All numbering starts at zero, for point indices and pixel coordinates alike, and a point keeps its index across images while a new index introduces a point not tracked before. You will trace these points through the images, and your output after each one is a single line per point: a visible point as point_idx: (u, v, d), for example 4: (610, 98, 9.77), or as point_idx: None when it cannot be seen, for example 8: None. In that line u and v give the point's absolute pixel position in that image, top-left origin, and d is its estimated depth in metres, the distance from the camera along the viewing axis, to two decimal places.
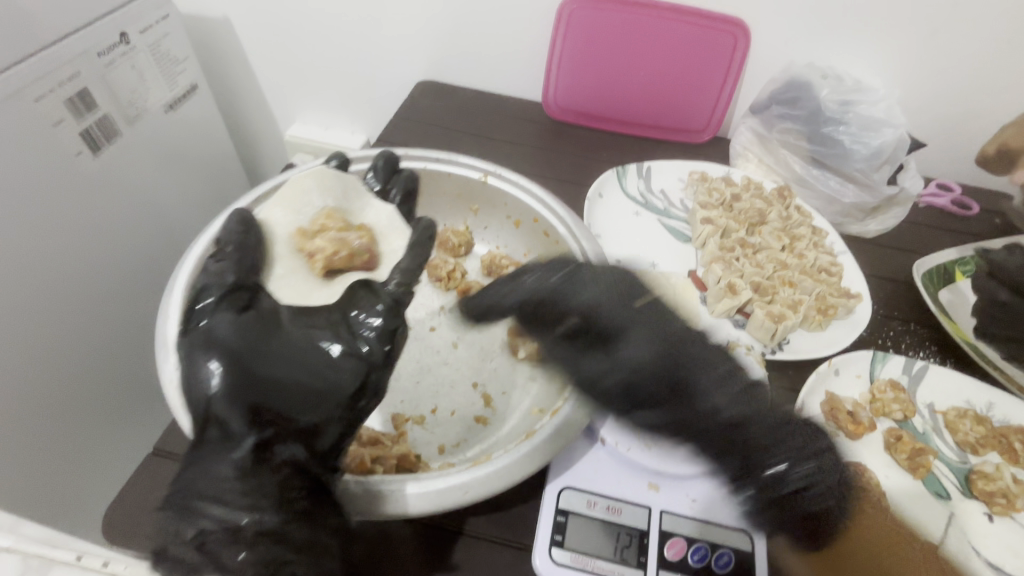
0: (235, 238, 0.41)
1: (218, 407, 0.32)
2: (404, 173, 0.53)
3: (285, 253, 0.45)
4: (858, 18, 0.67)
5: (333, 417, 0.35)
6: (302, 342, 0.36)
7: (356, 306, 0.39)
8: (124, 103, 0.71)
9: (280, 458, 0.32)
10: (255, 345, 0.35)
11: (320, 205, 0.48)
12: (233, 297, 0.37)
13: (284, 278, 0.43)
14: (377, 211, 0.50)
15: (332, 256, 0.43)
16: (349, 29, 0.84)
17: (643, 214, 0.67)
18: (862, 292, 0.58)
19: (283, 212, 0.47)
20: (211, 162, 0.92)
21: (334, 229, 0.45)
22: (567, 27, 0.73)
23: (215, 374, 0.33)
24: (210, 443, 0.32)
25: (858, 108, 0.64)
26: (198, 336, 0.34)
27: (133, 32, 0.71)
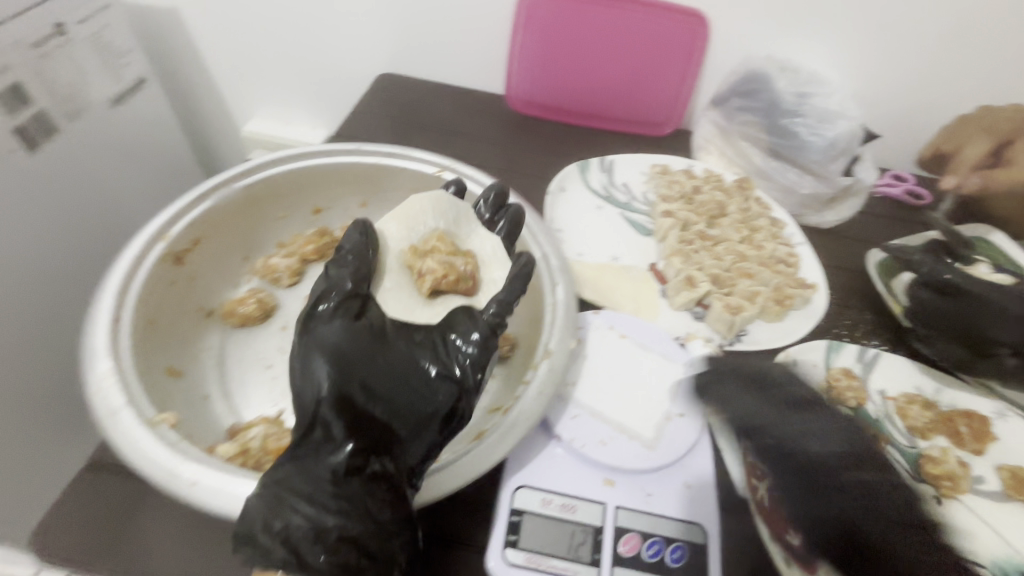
0: (354, 245, 0.41)
1: (325, 412, 0.32)
2: (513, 206, 0.50)
3: (394, 267, 0.45)
4: (812, 10, 0.67)
5: (425, 436, 0.34)
6: (409, 356, 0.36)
7: (456, 330, 0.37)
8: (64, 97, 0.67)
9: (372, 470, 0.31)
10: (364, 356, 0.35)
11: (434, 226, 0.48)
12: (348, 305, 0.37)
13: (391, 291, 0.44)
14: (483, 239, 0.48)
15: (440, 280, 0.44)
16: (305, 20, 0.81)
17: (605, 208, 0.66)
18: (818, 282, 0.59)
19: (398, 227, 0.47)
20: (162, 159, 0.89)
21: (444, 252, 0.45)
22: (527, 18, 0.72)
23: (324, 379, 0.33)
24: (311, 444, 0.31)
25: (814, 100, 0.65)
26: (310, 339, 0.35)
27: (71, 22, 0.67)
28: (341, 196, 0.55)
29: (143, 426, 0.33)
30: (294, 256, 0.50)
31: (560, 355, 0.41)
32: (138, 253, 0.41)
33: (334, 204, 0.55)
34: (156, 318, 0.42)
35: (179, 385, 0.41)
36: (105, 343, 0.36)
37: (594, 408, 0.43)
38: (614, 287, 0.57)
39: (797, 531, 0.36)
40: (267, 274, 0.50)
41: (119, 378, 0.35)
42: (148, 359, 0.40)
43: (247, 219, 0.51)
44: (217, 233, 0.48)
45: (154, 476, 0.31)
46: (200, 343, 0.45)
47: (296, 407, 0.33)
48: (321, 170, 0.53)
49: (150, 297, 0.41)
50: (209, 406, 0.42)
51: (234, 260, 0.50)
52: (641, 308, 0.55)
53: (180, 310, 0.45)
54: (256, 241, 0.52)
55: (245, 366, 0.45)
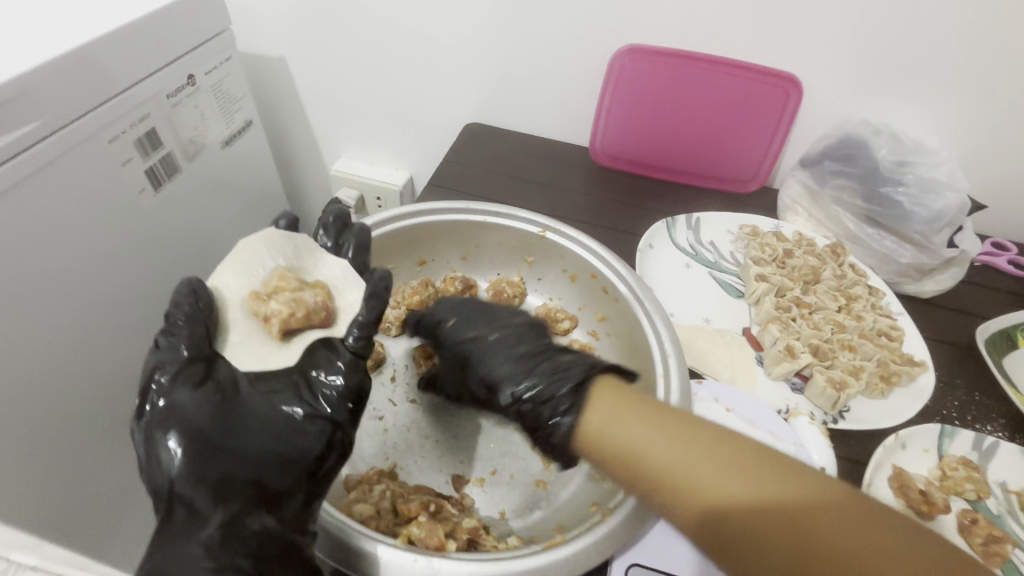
0: (188, 308, 0.39)
1: (180, 487, 0.34)
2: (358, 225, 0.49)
3: (239, 318, 0.43)
4: (913, 79, 0.67)
5: (299, 483, 0.37)
6: (262, 409, 0.39)
7: (317, 366, 0.42)
8: (186, 140, 0.74)
9: (253, 528, 0.35)
10: (218, 419, 0.37)
11: (274, 264, 0.46)
12: (188, 372, 0.37)
13: (240, 344, 0.42)
14: (331, 266, 0.47)
15: (288, 318, 0.43)
16: (401, 70, 0.86)
17: (694, 267, 0.66)
18: (925, 361, 0.56)
19: (233, 277, 0.45)
20: (258, 196, 0.95)
21: (290, 289, 0.44)
22: (619, 76, 0.74)
23: (176, 455, 0.35)
24: (175, 523, 0.34)
25: (918, 169, 0.63)
26: (153, 417, 0.36)
27: (199, 74, 0.74)
28: (444, 250, 0.59)
29: None
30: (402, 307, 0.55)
31: None
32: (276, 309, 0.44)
33: (436, 256, 0.59)
34: None
35: None
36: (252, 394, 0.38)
37: None
38: (710, 351, 0.56)
39: None
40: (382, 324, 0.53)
41: None
42: None
43: None
44: None
45: None
46: None
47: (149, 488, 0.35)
48: (431, 226, 0.55)
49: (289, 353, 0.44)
50: None
51: None
52: (739, 375, 0.55)
53: None
54: None
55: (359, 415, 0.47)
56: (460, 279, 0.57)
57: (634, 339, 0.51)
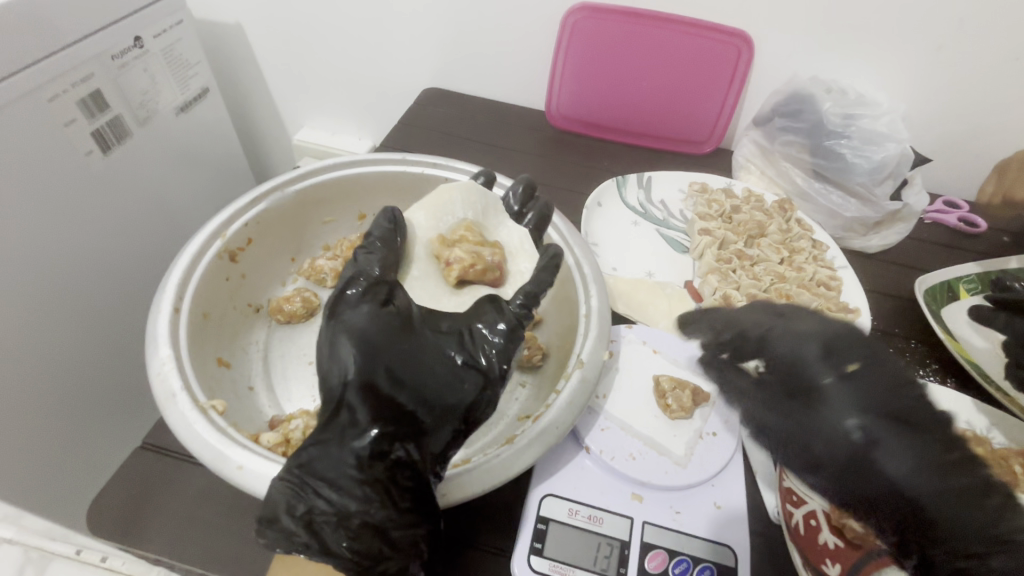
0: (380, 235, 0.43)
1: (351, 395, 0.33)
2: (542, 201, 0.53)
3: (421, 256, 0.49)
4: (861, 32, 0.66)
5: (445, 429, 0.34)
6: (430, 345, 0.36)
7: (483, 319, 0.38)
8: (136, 105, 0.73)
9: (396, 456, 0.32)
10: (391, 339, 0.35)
11: (462, 217, 0.51)
12: (375, 291, 0.37)
13: (419, 281, 0.47)
14: (511, 230, 0.51)
15: (468, 268, 0.46)
16: (357, 33, 0.85)
17: (642, 224, 0.66)
18: (860, 307, 0.57)
19: (426, 218, 0.50)
20: (219, 165, 0.94)
21: (472, 242, 0.48)
22: (571, 35, 0.74)
23: (351, 360, 0.34)
24: (338, 426, 0.32)
25: (860, 122, 0.64)
26: (339, 323, 0.36)
27: (147, 36, 0.73)
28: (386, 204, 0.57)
29: (196, 410, 0.34)
30: (339, 258, 0.53)
31: (593, 365, 0.41)
32: (197, 250, 0.44)
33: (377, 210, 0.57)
34: (210, 311, 0.44)
35: (226, 374, 0.43)
36: (164, 331, 0.38)
37: (623, 421, 0.43)
38: (649, 303, 0.57)
39: (834, 561, 0.35)
40: (313, 275, 0.52)
41: (177, 364, 0.37)
42: (202, 348, 0.42)
43: (297, 220, 0.53)
44: (269, 233, 0.51)
45: (204, 459, 0.33)
46: (246, 338, 0.47)
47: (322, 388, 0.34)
48: (368, 178, 0.55)
49: (206, 291, 0.44)
50: (253, 397, 0.44)
51: (282, 260, 0.53)
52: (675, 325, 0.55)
53: (231, 305, 0.47)
54: (304, 244, 0.55)
55: (289, 362, 0.47)
56: None
57: (566, 285, 0.50)
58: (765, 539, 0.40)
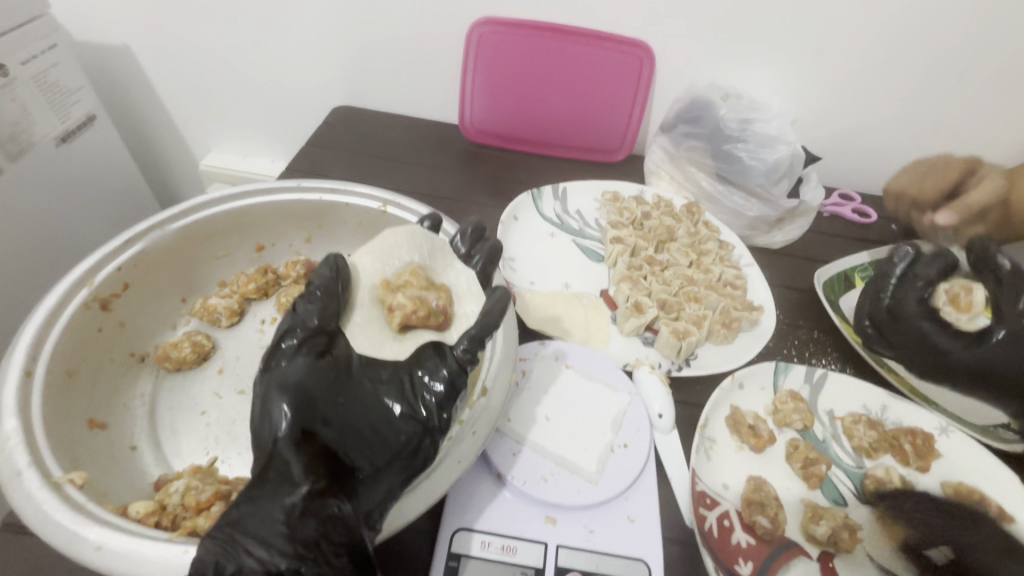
0: (324, 280, 0.40)
1: (284, 448, 0.32)
2: (489, 243, 0.48)
3: (365, 302, 0.44)
4: (751, 40, 0.70)
5: (384, 479, 0.33)
6: (370, 396, 0.37)
7: (424, 367, 0.39)
8: (6, 139, 0.67)
9: (330, 510, 0.30)
10: (327, 393, 0.35)
11: (407, 260, 0.47)
12: (313, 341, 0.37)
13: (360, 327, 0.43)
14: (458, 272, 0.47)
15: (410, 315, 0.42)
16: (258, 52, 0.81)
17: (558, 235, 0.67)
18: (764, 304, 0.60)
19: (370, 261, 0.46)
20: (113, 196, 0.87)
21: (418, 287, 0.44)
22: (478, 50, 0.73)
23: (286, 415, 0.33)
24: (269, 482, 0.30)
25: (754, 125, 0.67)
26: (274, 373, 0.35)
27: (14, 63, 0.67)
28: (285, 234, 0.55)
29: (46, 488, 0.31)
30: (234, 296, 0.50)
31: (498, 390, 0.41)
32: (56, 302, 0.40)
33: (277, 241, 0.55)
34: (78, 368, 0.40)
35: (100, 437, 0.39)
36: (13, 399, 0.34)
37: (536, 443, 0.43)
38: (566, 315, 0.57)
39: (747, 559, 0.40)
40: (206, 315, 0.49)
41: (26, 437, 0.33)
42: (67, 411, 0.38)
43: (185, 258, 0.50)
44: (150, 275, 0.47)
45: (56, 542, 0.29)
46: (128, 391, 0.43)
47: (253, 444, 0.33)
48: (264, 209, 0.52)
49: (71, 347, 0.40)
50: (136, 458, 0.40)
51: (171, 302, 0.49)
52: (592, 336, 0.55)
53: (107, 357, 0.43)
54: (196, 282, 0.51)
55: (177, 412, 0.44)
56: (303, 263, 0.53)
57: None
58: (678, 546, 0.40)
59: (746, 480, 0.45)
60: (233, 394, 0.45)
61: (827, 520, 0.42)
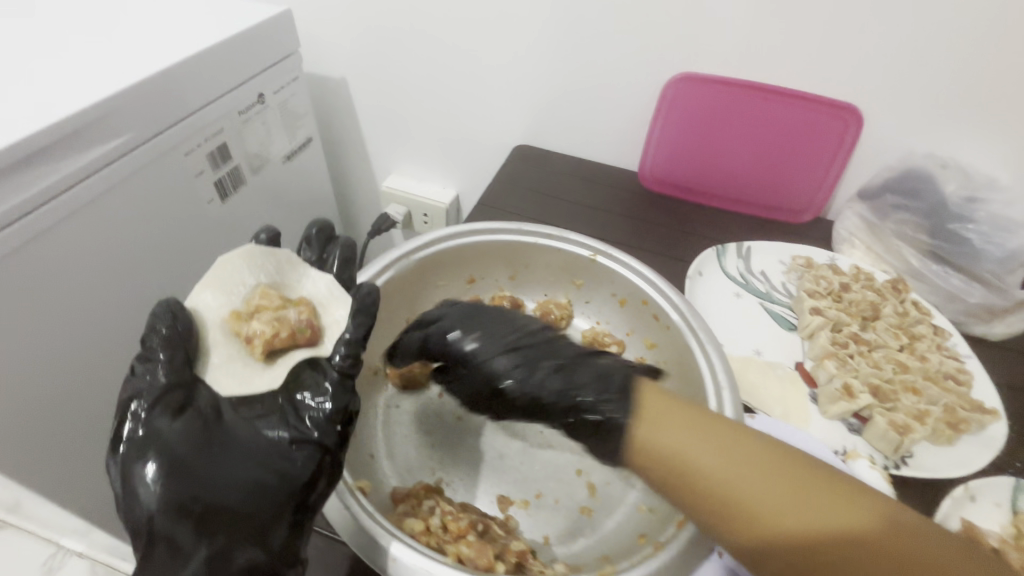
0: (166, 326, 0.40)
1: (161, 523, 0.34)
2: (343, 240, 0.51)
3: (220, 338, 0.44)
4: (985, 112, 0.64)
5: (282, 519, 0.36)
6: (246, 436, 0.39)
7: (303, 388, 0.42)
8: (253, 155, 0.78)
9: (242, 562, 0.34)
10: (194, 449, 0.36)
11: (254, 283, 0.47)
12: (167, 398, 0.37)
13: (223, 365, 0.42)
14: (314, 282, 0.48)
15: (271, 338, 0.43)
16: (456, 90, 0.89)
17: (744, 296, 0.65)
18: (998, 407, 0.53)
19: (213, 295, 0.46)
20: (311, 206, 0.99)
21: (271, 309, 0.45)
22: (671, 103, 0.74)
23: (154, 487, 0.34)
24: (156, 556, 0.33)
25: (989, 206, 0.61)
26: (133, 442, 0.36)
27: (269, 92, 0.78)
28: (495, 269, 0.59)
29: None
30: None
31: None
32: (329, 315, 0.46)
33: (486, 275, 0.59)
34: None
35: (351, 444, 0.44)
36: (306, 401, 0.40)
37: None
38: (762, 385, 0.55)
39: None
40: None
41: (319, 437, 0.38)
42: None
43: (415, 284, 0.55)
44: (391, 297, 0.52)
45: None
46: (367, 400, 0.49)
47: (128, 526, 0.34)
48: (484, 245, 0.56)
49: None
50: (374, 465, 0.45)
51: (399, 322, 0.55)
52: (792, 414, 0.53)
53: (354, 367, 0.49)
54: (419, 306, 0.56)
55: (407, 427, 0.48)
56: (508, 298, 0.58)
57: (685, 367, 0.49)
58: None
59: None
60: (451, 418, 0.48)
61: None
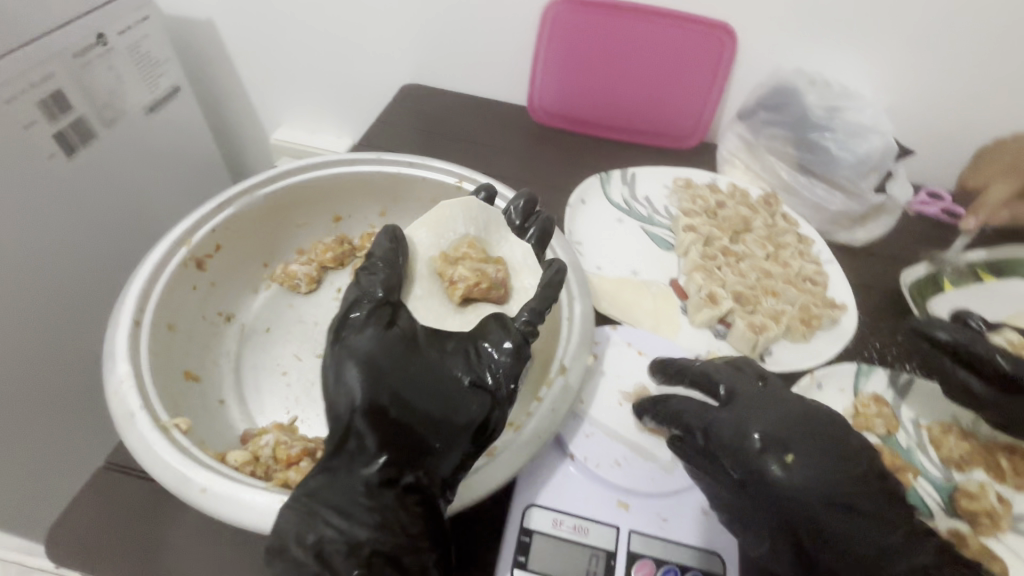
0: (386, 254, 0.42)
1: (360, 419, 0.32)
2: (541, 217, 0.49)
3: (425, 274, 0.46)
4: (842, 24, 0.65)
5: (454, 449, 0.34)
6: (437, 361, 0.36)
7: (488, 338, 0.37)
8: (102, 105, 0.70)
9: (405, 482, 0.32)
10: (396, 364, 0.35)
11: (464, 232, 0.48)
12: (379, 314, 0.37)
13: (422, 299, 0.44)
14: (513, 246, 0.48)
15: (472, 287, 0.44)
16: (333, 29, 0.83)
17: (626, 221, 0.65)
18: (847, 302, 0.56)
19: (428, 234, 0.47)
20: (191, 165, 0.91)
21: (475, 259, 0.45)
22: (551, 29, 0.72)
23: (358, 385, 0.33)
24: (346, 453, 0.32)
25: (844, 114, 0.63)
26: (345, 346, 0.35)
27: (112, 33, 0.70)
28: (360, 203, 0.56)
29: (157, 430, 0.32)
30: (312, 263, 0.52)
31: (576, 371, 0.40)
32: (161, 257, 0.42)
33: (352, 211, 0.56)
34: (176, 321, 0.43)
35: (195, 388, 0.41)
36: (124, 345, 0.36)
37: (611, 427, 0.42)
38: (634, 302, 0.56)
39: None
40: (286, 280, 0.51)
41: (136, 381, 0.35)
42: (168, 362, 0.40)
43: (269, 224, 0.51)
44: (238, 237, 0.49)
45: (166, 481, 0.31)
46: (217, 348, 0.45)
47: (330, 419, 0.33)
48: (343, 179, 0.53)
49: (170, 300, 0.42)
50: (224, 412, 0.42)
51: (253, 265, 0.51)
52: (661, 325, 0.54)
53: (199, 314, 0.45)
54: (277, 247, 0.53)
55: (263, 372, 0.45)
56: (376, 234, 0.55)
57: None
58: None
59: None
60: (312, 357, 0.46)
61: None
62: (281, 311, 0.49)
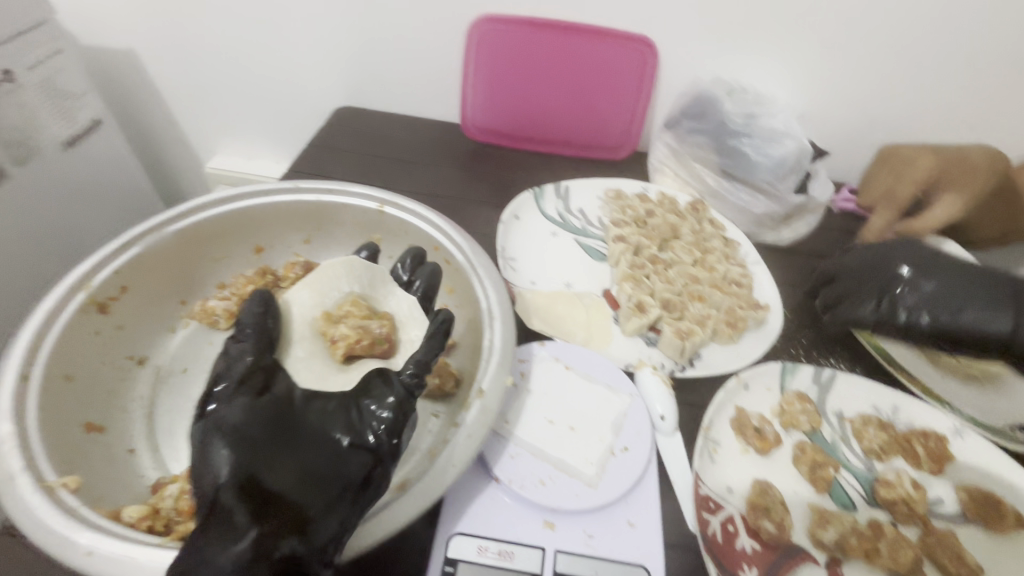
0: (255, 318, 0.42)
1: (227, 495, 0.30)
2: (429, 266, 0.50)
3: (307, 334, 0.46)
4: (755, 34, 0.68)
5: (336, 510, 0.32)
6: (316, 425, 0.35)
7: (372, 395, 0.37)
8: (11, 143, 0.67)
9: (282, 553, 0.29)
10: (269, 432, 0.34)
11: (348, 291, 0.49)
12: (250, 382, 0.37)
13: (304, 359, 0.44)
14: (398, 301, 0.49)
15: (354, 344, 0.45)
16: (262, 54, 0.81)
17: (561, 234, 0.66)
18: (771, 302, 0.58)
19: (309, 295, 0.48)
20: (120, 198, 0.88)
21: (359, 316, 0.47)
22: (478, 48, 0.73)
23: (225, 459, 0.32)
24: (210, 531, 0.29)
25: (759, 120, 0.66)
26: (212, 420, 0.34)
27: (19, 69, 0.67)
28: (282, 235, 0.55)
29: (40, 492, 0.31)
30: (232, 298, 0.50)
31: (494, 392, 0.39)
32: (54, 304, 0.40)
33: (274, 242, 0.55)
34: (75, 372, 0.41)
35: (97, 441, 0.39)
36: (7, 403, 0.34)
37: (535, 447, 0.42)
38: (567, 315, 0.56)
39: (750, 564, 0.38)
40: (205, 317, 0.49)
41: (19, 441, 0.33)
42: (64, 415, 0.38)
43: (180, 261, 0.49)
44: (149, 278, 0.47)
45: (49, 548, 0.29)
46: (127, 394, 0.43)
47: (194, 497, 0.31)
48: (262, 210, 0.52)
49: (67, 350, 0.40)
50: (134, 461, 0.40)
51: (169, 305, 0.49)
52: (593, 336, 0.54)
53: (103, 361, 0.43)
54: (193, 285, 0.51)
55: (176, 417, 0.43)
56: (300, 264, 0.53)
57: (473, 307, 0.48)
58: (683, 550, 0.39)
59: (750, 481, 0.44)
60: None
61: (834, 526, 0.41)
62: (199, 349, 0.48)
